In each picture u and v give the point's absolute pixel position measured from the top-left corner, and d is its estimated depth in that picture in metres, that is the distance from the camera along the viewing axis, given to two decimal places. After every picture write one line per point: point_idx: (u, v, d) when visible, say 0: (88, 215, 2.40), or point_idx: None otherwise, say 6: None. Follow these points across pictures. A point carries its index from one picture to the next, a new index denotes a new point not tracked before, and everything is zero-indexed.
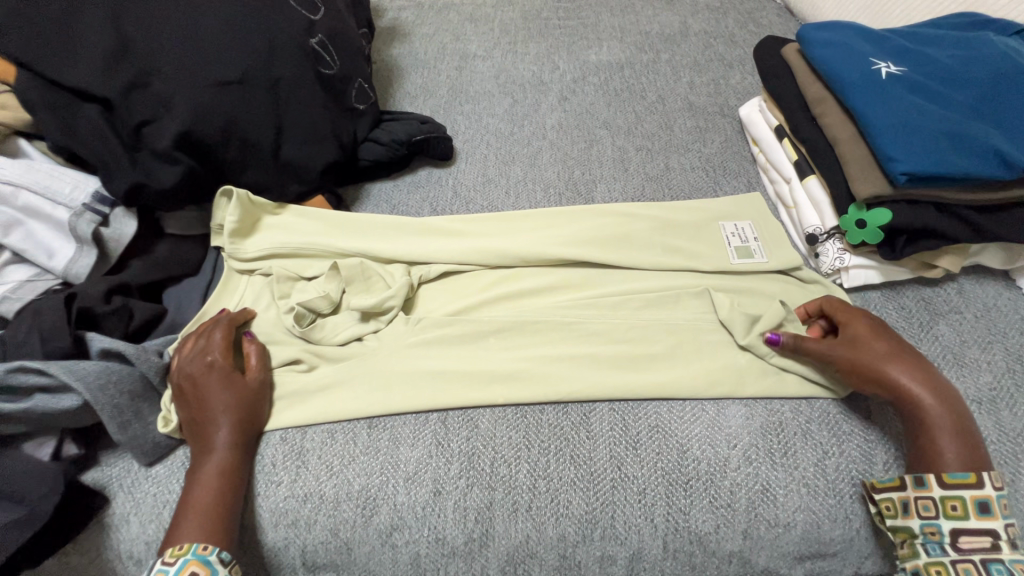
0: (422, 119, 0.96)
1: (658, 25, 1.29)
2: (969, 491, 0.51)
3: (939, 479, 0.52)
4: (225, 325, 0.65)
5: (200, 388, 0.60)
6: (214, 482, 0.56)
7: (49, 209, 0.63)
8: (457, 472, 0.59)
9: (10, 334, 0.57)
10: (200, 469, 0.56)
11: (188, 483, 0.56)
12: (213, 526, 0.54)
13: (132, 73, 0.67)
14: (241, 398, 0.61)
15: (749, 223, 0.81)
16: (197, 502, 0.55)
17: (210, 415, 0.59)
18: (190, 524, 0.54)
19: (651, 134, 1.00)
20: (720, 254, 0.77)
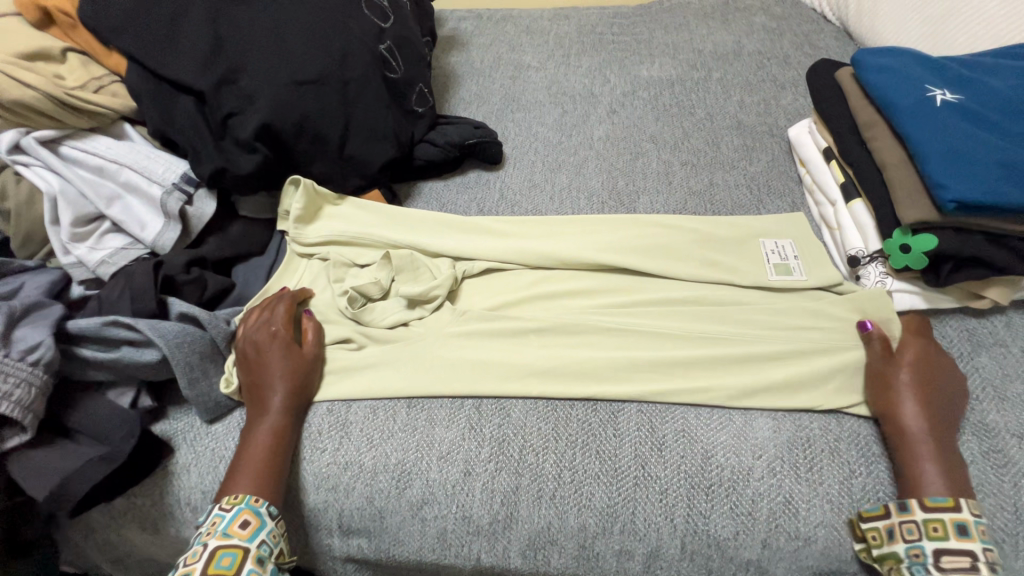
0: (476, 124, 1.01)
1: (711, 44, 1.31)
2: (948, 514, 0.53)
3: (919, 501, 0.54)
4: (288, 299, 0.71)
5: (261, 355, 0.66)
6: (266, 441, 0.61)
7: (145, 186, 0.70)
8: (488, 456, 0.63)
9: (106, 294, 0.64)
10: (255, 429, 0.62)
11: (243, 441, 0.62)
12: (263, 480, 0.59)
13: (223, 70, 0.74)
14: (296, 368, 0.66)
15: (789, 241, 0.81)
16: (250, 459, 0.60)
17: (267, 381, 0.64)
18: (242, 477, 0.59)
19: (697, 150, 1.02)
20: (758, 270, 0.78)
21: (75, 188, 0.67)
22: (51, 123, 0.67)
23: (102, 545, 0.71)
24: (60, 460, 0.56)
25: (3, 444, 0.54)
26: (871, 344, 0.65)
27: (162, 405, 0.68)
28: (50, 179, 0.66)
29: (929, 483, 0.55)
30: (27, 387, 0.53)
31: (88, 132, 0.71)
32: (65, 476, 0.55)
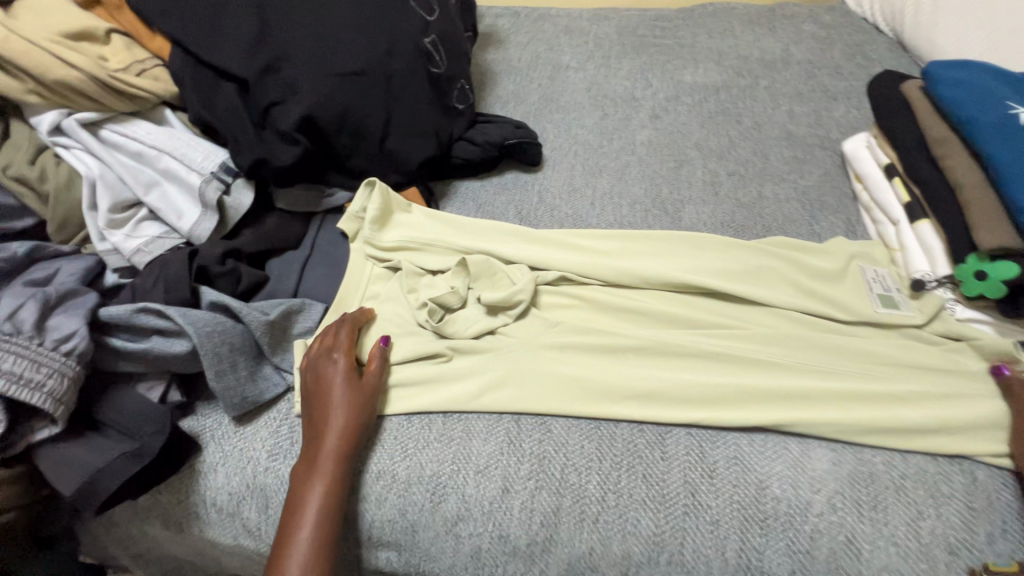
0: (517, 124, 0.98)
1: (757, 51, 1.27)
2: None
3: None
4: (348, 331, 0.67)
5: (328, 394, 0.62)
6: (328, 496, 0.57)
7: (184, 174, 0.68)
8: (527, 473, 0.60)
9: (140, 282, 0.62)
10: (317, 479, 0.58)
11: (300, 490, 0.58)
12: (322, 541, 0.56)
13: (267, 57, 0.72)
14: (363, 410, 0.62)
15: (889, 271, 0.75)
16: (309, 518, 0.56)
17: (331, 424, 0.60)
18: (303, 536, 0.55)
19: (745, 160, 0.98)
20: (864, 303, 0.71)
21: (114, 173, 0.65)
22: (93, 105, 0.65)
23: (122, 541, 0.69)
24: (88, 455, 0.54)
25: (33, 436, 0.51)
26: (1011, 391, 0.61)
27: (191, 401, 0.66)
28: (89, 163, 0.64)
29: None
30: (60, 378, 0.51)
31: (129, 115, 0.69)
32: (95, 472, 0.53)
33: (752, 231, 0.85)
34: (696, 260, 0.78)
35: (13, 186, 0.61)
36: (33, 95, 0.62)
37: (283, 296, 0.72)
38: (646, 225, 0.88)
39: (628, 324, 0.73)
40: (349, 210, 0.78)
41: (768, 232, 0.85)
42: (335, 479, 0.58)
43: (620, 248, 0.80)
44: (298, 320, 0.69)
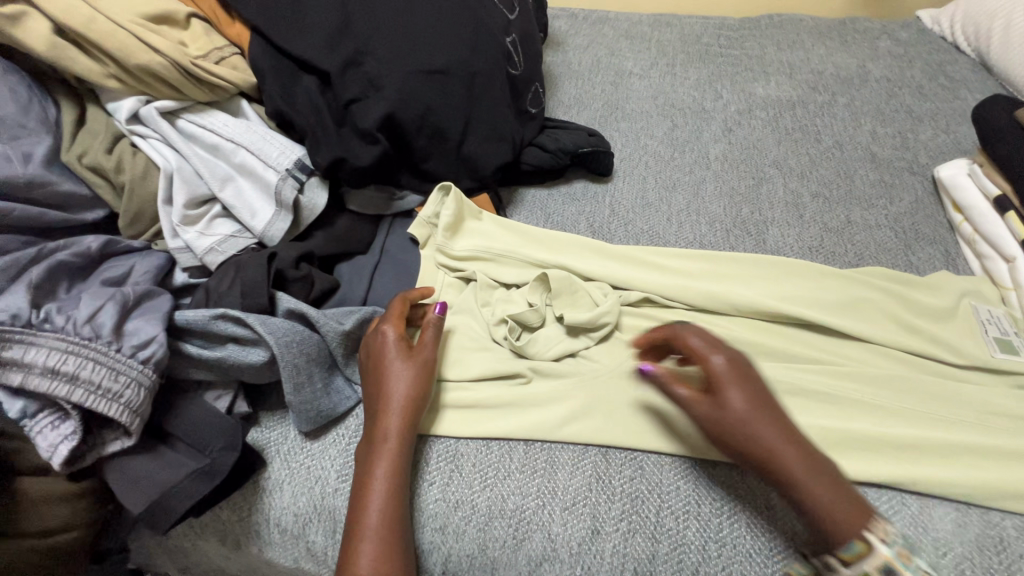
0: (589, 131, 0.94)
1: (832, 66, 1.20)
2: (868, 563, 0.46)
3: (838, 560, 0.47)
4: (402, 301, 0.62)
5: (383, 368, 0.57)
6: (392, 480, 0.52)
7: (260, 169, 0.64)
8: (619, 514, 0.55)
9: (214, 285, 0.59)
10: (379, 462, 0.53)
11: (363, 476, 0.53)
12: (391, 530, 0.50)
13: (350, 50, 0.68)
14: (421, 383, 0.57)
15: (1004, 314, 0.71)
16: (375, 504, 0.51)
17: (389, 402, 0.55)
18: (370, 525, 0.50)
19: (828, 181, 0.93)
20: (981, 346, 0.67)
21: (190, 166, 0.61)
22: (172, 93, 0.61)
23: (173, 554, 0.65)
24: (159, 471, 0.50)
25: (104, 450, 0.48)
26: None
27: (253, 412, 0.63)
28: (166, 154, 0.60)
29: (837, 534, 0.47)
30: (137, 388, 0.47)
31: (206, 106, 0.65)
32: (166, 490, 0.49)
33: (844, 258, 0.81)
34: (789, 288, 0.73)
35: (88, 175, 0.57)
36: (113, 79, 0.58)
37: (354, 303, 0.68)
38: (728, 245, 0.84)
39: None
40: (421, 214, 0.74)
41: (860, 260, 0.80)
42: (396, 460, 0.53)
43: (712, 269, 0.75)
44: None
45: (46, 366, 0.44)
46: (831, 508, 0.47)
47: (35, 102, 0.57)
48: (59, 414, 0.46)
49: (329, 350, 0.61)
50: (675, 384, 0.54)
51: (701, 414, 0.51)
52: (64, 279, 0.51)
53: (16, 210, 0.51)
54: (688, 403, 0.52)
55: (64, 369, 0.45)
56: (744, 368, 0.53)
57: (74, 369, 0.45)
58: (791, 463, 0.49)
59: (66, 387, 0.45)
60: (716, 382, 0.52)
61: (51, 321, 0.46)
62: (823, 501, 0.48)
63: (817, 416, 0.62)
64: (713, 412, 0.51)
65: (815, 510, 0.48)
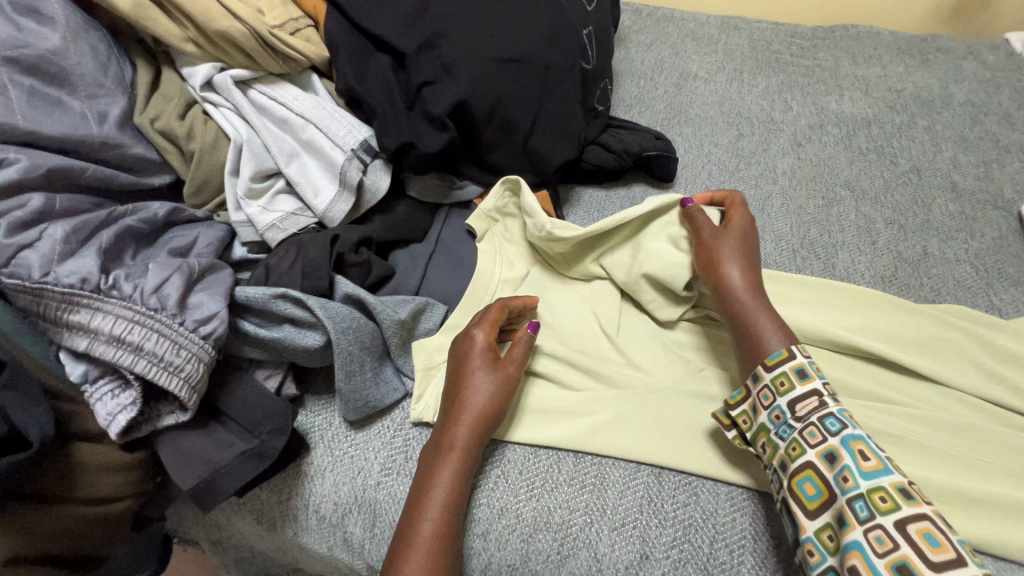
0: (654, 135, 0.90)
1: (911, 84, 1.10)
2: (786, 365, 0.52)
3: (763, 365, 0.53)
4: (499, 306, 0.60)
5: (465, 374, 0.56)
6: (453, 491, 0.51)
7: (327, 147, 0.61)
8: (670, 541, 0.53)
9: (275, 263, 0.58)
10: (443, 469, 0.52)
11: (424, 480, 0.52)
12: (442, 543, 0.49)
13: (427, 32, 0.65)
14: (499, 397, 0.55)
15: None
16: (432, 512, 0.50)
17: (464, 409, 0.54)
18: (424, 532, 0.49)
19: (904, 208, 0.87)
20: None
21: (260, 139, 0.60)
22: (247, 62, 0.60)
23: (208, 527, 0.65)
24: (208, 448, 0.50)
25: (159, 422, 0.48)
26: None
27: (300, 394, 0.62)
28: (237, 125, 0.59)
29: (769, 343, 0.55)
30: (197, 363, 0.46)
31: (278, 77, 0.64)
32: (215, 469, 0.49)
33: (921, 292, 0.77)
34: (863, 320, 0.68)
35: (158, 140, 0.56)
36: (191, 44, 0.57)
37: (408, 293, 0.66)
38: (794, 267, 0.80)
39: None
40: (482, 206, 0.71)
41: (936, 296, 0.76)
42: (459, 472, 0.52)
43: (781, 292, 0.71)
44: (422, 322, 0.63)
45: (112, 334, 0.44)
46: (769, 334, 0.55)
47: (113, 61, 0.56)
48: (119, 383, 0.45)
49: (383, 338, 0.60)
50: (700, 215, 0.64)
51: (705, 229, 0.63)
52: (130, 245, 0.50)
53: (89, 169, 0.50)
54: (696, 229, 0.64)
55: (129, 339, 0.44)
56: (747, 235, 0.62)
57: (139, 340, 0.44)
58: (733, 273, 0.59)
59: (130, 357, 0.44)
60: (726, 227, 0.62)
61: (118, 289, 0.45)
62: (755, 317, 0.57)
63: (887, 460, 0.58)
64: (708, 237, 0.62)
65: (748, 313, 0.57)
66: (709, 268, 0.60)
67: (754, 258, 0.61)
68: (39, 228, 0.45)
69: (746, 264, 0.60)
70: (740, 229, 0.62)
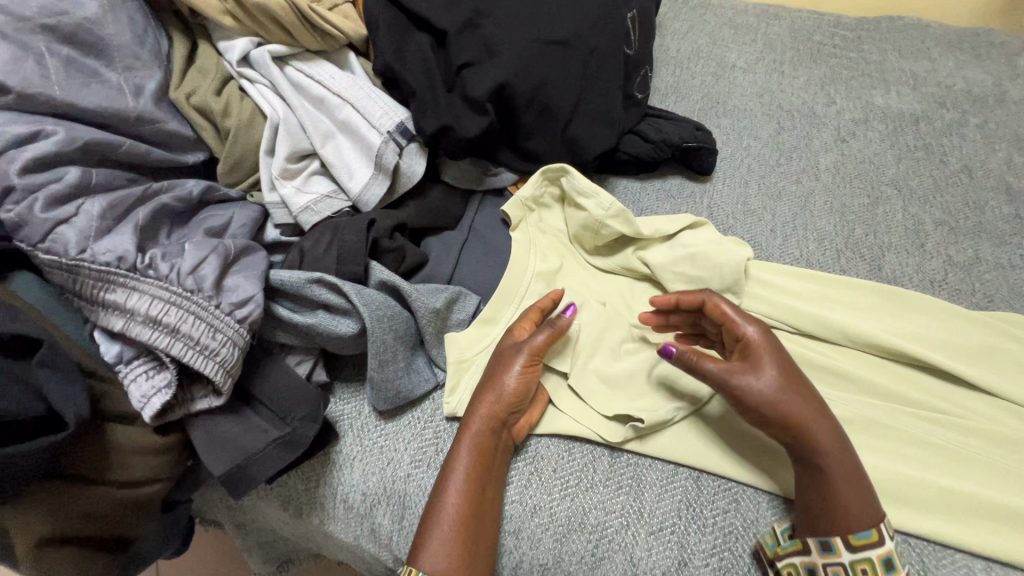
0: (694, 125, 0.87)
1: (963, 81, 1.04)
2: (875, 551, 0.46)
3: (846, 540, 0.47)
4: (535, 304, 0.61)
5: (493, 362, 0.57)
6: (474, 471, 0.51)
7: (364, 129, 0.59)
8: (709, 548, 0.52)
9: (309, 246, 0.56)
10: (463, 449, 0.52)
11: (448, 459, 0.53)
12: (461, 522, 0.49)
13: (469, 11, 0.63)
14: (523, 382, 0.55)
15: None
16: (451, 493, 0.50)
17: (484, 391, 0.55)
18: (441, 517, 0.49)
19: (955, 210, 0.83)
20: None
21: (295, 118, 0.58)
22: (284, 37, 0.58)
23: (232, 510, 0.64)
24: (241, 434, 0.49)
25: (193, 406, 0.47)
26: None
27: (330, 380, 0.60)
28: (273, 103, 0.58)
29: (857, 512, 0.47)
30: (232, 347, 0.45)
31: (314, 54, 0.62)
32: (248, 455, 0.48)
33: (972, 298, 0.73)
34: (914, 325, 0.65)
35: (194, 116, 0.55)
36: (229, 17, 0.55)
37: (440, 281, 0.64)
38: (837, 268, 0.77)
39: (827, 388, 0.62)
40: (518, 195, 0.70)
41: (988, 303, 0.73)
42: (476, 451, 0.52)
43: (830, 296, 0.68)
44: (457, 312, 0.62)
45: (148, 315, 0.43)
46: (853, 502, 0.48)
47: (150, 33, 0.54)
48: (154, 364, 0.44)
49: (417, 327, 0.59)
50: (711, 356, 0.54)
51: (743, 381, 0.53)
52: (166, 223, 0.49)
53: (126, 144, 0.49)
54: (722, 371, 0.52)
55: (165, 320, 0.43)
56: (779, 346, 0.55)
57: (175, 322, 0.43)
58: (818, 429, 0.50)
59: (165, 339, 0.43)
60: (754, 352, 0.53)
61: (155, 268, 0.44)
62: (846, 476, 0.49)
63: (938, 474, 0.55)
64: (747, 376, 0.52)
65: (830, 463, 0.49)
66: (774, 419, 0.51)
67: (802, 377, 0.53)
68: (76, 204, 0.44)
69: (807, 398, 0.51)
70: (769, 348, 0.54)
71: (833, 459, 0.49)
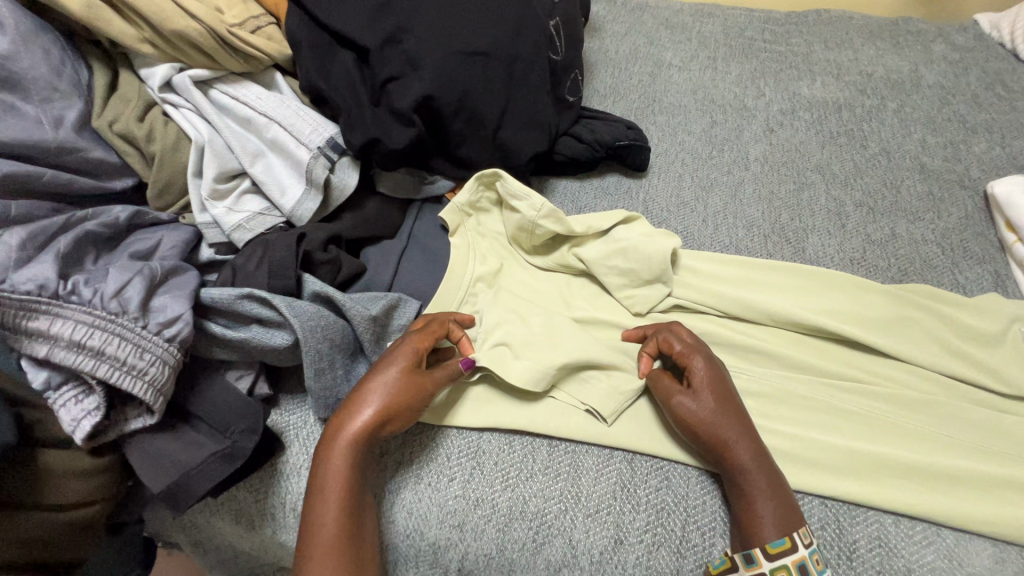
0: (627, 124, 0.90)
1: (881, 68, 1.10)
2: (789, 557, 0.48)
3: (763, 551, 0.48)
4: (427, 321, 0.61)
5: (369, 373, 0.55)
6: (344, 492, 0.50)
7: (292, 146, 0.61)
8: (644, 525, 0.55)
9: (242, 262, 0.58)
10: (331, 471, 0.50)
11: (318, 484, 0.51)
12: (339, 550, 0.48)
13: (390, 26, 0.65)
14: (404, 396, 0.54)
15: None
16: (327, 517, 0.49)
17: (353, 411, 0.53)
18: (319, 542, 0.48)
19: (874, 190, 0.89)
20: None
21: (222, 140, 0.60)
22: (206, 62, 0.59)
23: (185, 528, 0.65)
24: (180, 450, 0.50)
25: (126, 426, 0.48)
26: None
27: (274, 393, 0.62)
28: (199, 126, 0.59)
29: (765, 524, 0.50)
30: (161, 366, 0.46)
31: (240, 77, 0.63)
32: (185, 470, 0.49)
33: (888, 273, 0.78)
34: (832, 302, 0.69)
35: (118, 143, 0.56)
36: (148, 45, 0.57)
37: (379, 289, 0.66)
38: (765, 252, 0.81)
39: (751, 365, 0.65)
40: (455, 201, 0.72)
41: (903, 276, 0.78)
42: (343, 475, 0.50)
43: (756, 278, 0.72)
44: (398, 318, 0.63)
45: (72, 340, 0.44)
46: (770, 511, 0.50)
47: (68, 64, 0.55)
48: (83, 389, 0.45)
49: (356, 335, 0.60)
50: (662, 388, 0.57)
51: (679, 406, 0.55)
52: (91, 249, 0.50)
53: (47, 175, 0.50)
54: (667, 397, 0.57)
55: (90, 344, 0.44)
56: (723, 374, 0.58)
57: (100, 344, 0.44)
58: (738, 450, 0.53)
59: (91, 362, 0.44)
60: (696, 380, 0.56)
61: (78, 294, 0.45)
62: (761, 489, 0.51)
63: (852, 438, 0.59)
64: (686, 404, 0.55)
65: (752, 484, 0.51)
66: (705, 440, 0.54)
67: (737, 403, 0.56)
68: None
69: (737, 422, 0.54)
70: (712, 379, 0.56)
71: (755, 478, 0.52)
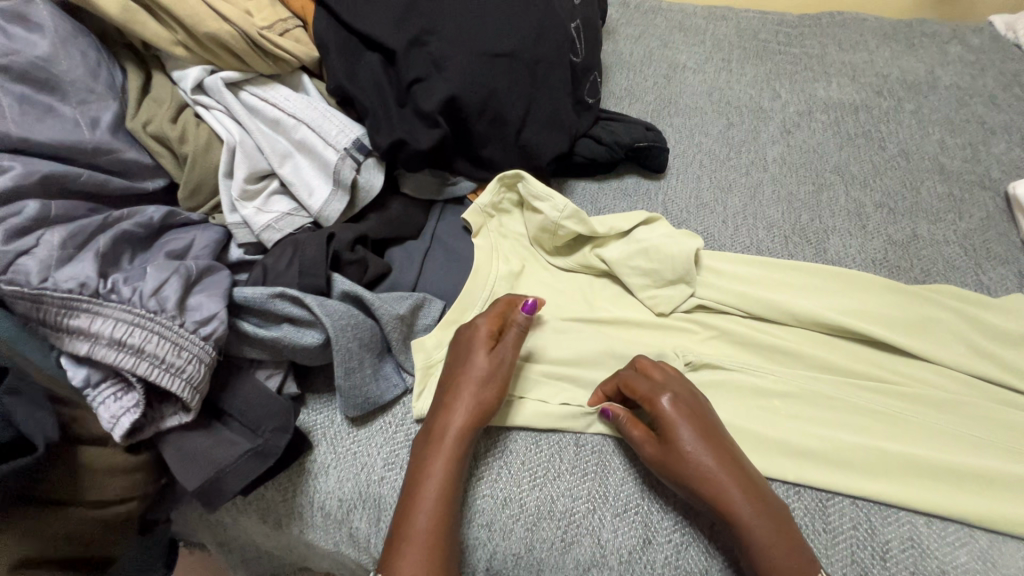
0: (645, 126, 0.91)
1: (897, 70, 1.09)
2: None
3: None
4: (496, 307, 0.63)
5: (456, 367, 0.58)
6: (449, 477, 0.51)
7: (320, 147, 0.62)
8: (673, 525, 0.55)
9: (272, 262, 0.58)
10: (440, 458, 0.52)
11: (413, 492, 0.51)
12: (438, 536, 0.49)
13: (415, 28, 0.65)
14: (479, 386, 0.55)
15: None
16: (429, 503, 0.50)
17: (453, 402, 0.55)
18: (419, 526, 0.49)
19: (894, 191, 0.88)
20: None
21: (251, 141, 0.60)
22: (237, 64, 0.60)
23: (213, 527, 0.65)
24: (212, 448, 0.50)
25: (162, 423, 0.49)
26: None
27: (301, 392, 0.62)
28: (229, 127, 0.60)
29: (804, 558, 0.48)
30: (198, 364, 0.47)
31: (268, 79, 0.64)
32: (219, 467, 0.49)
33: (911, 274, 0.78)
34: (856, 302, 0.69)
35: (151, 143, 0.57)
36: (181, 47, 0.58)
37: (404, 289, 0.67)
38: (786, 253, 0.81)
39: (776, 366, 0.65)
40: (478, 202, 0.72)
41: (926, 277, 0.78)
42: (448, 462, 0.52)
43: (778, 279, 0.72)
44: (423, 318, 0.64)
45: (113, 337, 0.44)
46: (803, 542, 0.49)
47: (103, 66, 0.56)
48: (121, 387, 0.46)
49: (383, 335, 0.61)
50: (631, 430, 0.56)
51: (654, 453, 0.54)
52: (127, 249, 0.51)
53: (83, 175, 0.51)
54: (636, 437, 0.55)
55: (131, 342, 0.45)
56: (682, 405, 0.55)
57: (140, 342, 0.45)
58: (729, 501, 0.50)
59: (132, 359, 0.45)
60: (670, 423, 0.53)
61: (118, 292, 0.46)
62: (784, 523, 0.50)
63: (880, 438, 0.59)
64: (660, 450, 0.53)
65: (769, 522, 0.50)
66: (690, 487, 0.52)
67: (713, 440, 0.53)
68: (37, 235, 0.46)
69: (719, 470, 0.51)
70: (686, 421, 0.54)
71: (773, 505, 0.51)
